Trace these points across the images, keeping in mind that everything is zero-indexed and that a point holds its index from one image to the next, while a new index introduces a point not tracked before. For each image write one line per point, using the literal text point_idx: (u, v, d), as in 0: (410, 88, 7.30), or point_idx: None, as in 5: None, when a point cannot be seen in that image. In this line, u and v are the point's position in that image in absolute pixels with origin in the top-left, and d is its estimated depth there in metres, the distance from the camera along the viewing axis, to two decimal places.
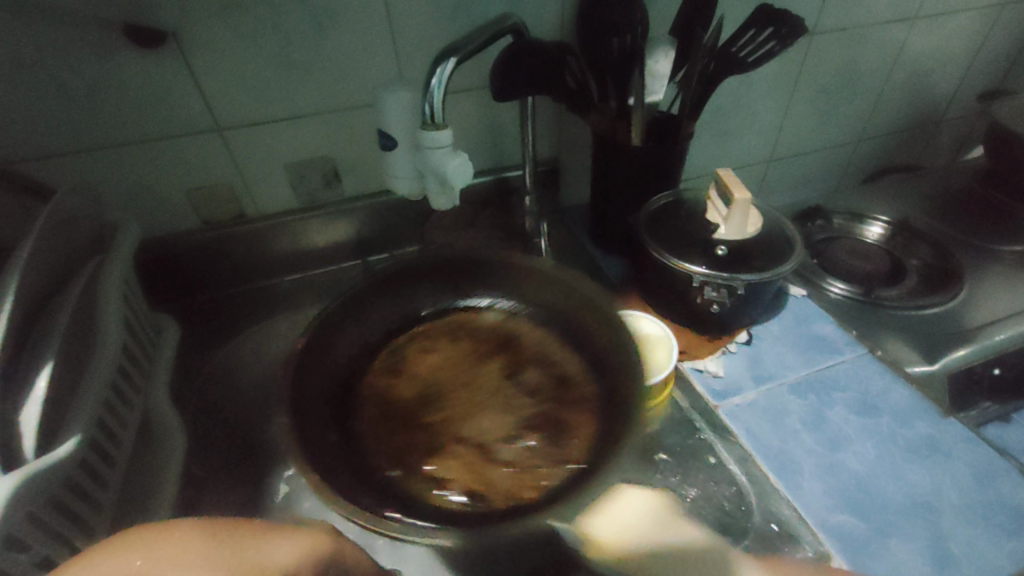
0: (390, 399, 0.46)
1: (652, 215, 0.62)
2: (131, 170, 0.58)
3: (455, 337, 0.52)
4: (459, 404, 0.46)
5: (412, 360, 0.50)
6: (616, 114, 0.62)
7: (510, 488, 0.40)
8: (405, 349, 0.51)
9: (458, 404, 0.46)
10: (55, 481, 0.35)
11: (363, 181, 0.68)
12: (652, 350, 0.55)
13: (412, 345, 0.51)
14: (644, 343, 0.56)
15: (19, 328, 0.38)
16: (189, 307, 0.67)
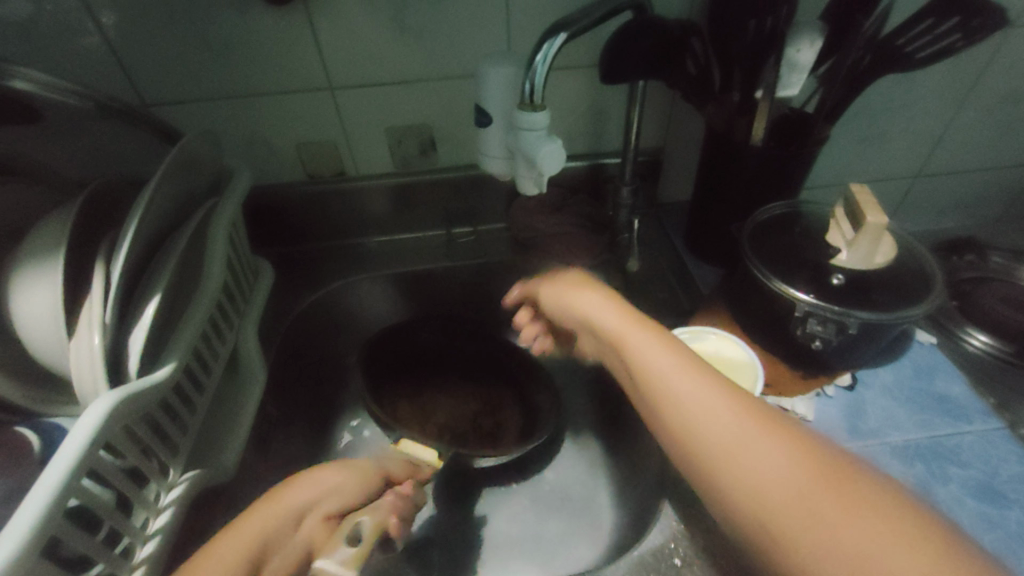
0: (412, 396, 0.69)
1: (759, 227, 0.55)
2: (251, 119, 0.62)
3: (450, 364, 0.73)
4: (432, 411, 0.68)
5: (423, 371, 0.72)
6: (738, 107, 0.55)
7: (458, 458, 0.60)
8: (419, 362, 0.72)
9: (431, 411, 0.68)
10: (150, 399, 0.39)
11: (456, 153, 0.68)
12: (732, 376, 0.50)
13: (428, 362, 0.72)
14: (725, 367, 0.51)
15: (139, 256, 0.42)
16: (284, 253, 0.72)
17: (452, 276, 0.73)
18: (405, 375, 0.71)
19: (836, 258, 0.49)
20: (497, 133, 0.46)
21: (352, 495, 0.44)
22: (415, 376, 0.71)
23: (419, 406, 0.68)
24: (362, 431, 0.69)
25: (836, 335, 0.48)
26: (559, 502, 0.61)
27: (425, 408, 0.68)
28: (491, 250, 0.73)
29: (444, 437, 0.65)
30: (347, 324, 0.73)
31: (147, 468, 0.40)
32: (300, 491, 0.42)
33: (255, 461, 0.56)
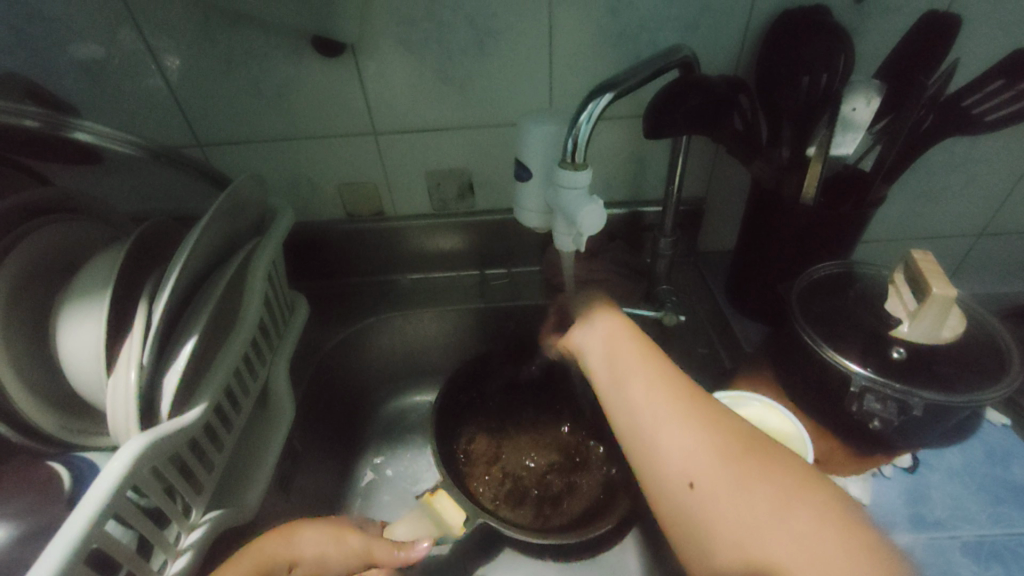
0: (490, 434, 0.68)
1: (808, 288, 0.53)
2: (297, 160, 0.64)
3: (550, 418, 0.69)
4: (512, 452, 0.66)
5: (518, 417, 0.69)
6: (786, 164, 0.53)
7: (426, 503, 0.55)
8: (511, 407, 0.70)
9: (510, 452, 0.66)
10: (179, 441, 0.39)
11: (494, 196, 0.68)
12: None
13: (524, 411, 0.70)
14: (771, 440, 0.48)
15: (181, 297, 0.43)
16: (320, 287, 0.73)
17: (486, 316, 0.72)
18: (494, 413, 0.69)
19: (897, 329, 0.46)
20: (536, 187, 0.45)
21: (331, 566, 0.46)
22: (499, 419, 0.69)
23: (493, 446, 0.67)
24: (384, 469, 0.69)
25: (899, 416, 0.44)
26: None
27: (498, 450, 0.66)
28: (525, 294, 0.72)
29: (504, 487, 0.63)
30: (381, 359, 0.73)
31: (170, 509, 0.40)
32: (294, 542, 0.45)
33: (277, 502, 0.55)
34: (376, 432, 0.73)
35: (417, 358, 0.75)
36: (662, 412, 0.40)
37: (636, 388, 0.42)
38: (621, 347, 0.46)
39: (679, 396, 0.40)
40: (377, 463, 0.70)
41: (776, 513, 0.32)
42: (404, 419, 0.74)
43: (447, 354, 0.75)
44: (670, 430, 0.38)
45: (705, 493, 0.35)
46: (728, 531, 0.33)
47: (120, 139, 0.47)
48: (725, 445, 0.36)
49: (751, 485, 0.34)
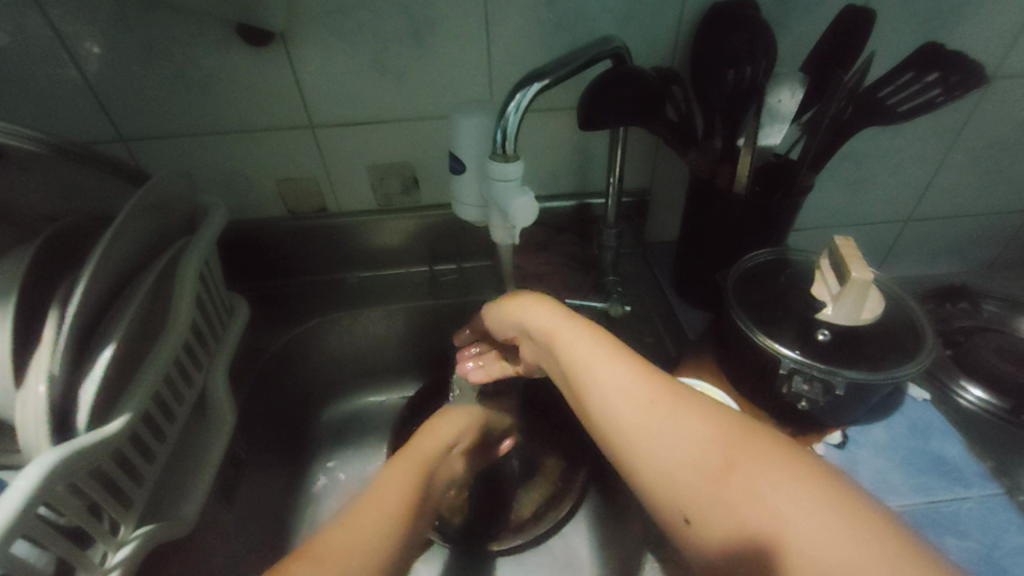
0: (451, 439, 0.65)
1: (745, 275, 0.55)
2: (231, 156, 0.61)
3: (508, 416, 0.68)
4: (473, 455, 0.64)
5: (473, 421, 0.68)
6: (719, 155, 0.55)
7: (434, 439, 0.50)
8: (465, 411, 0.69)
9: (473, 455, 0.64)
10: (101, 452, 0.37)
11: (441, 189, 0.67)
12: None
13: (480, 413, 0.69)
14: None
15: (98, 302, 0.41)
16: (263, 288, 0.71)
17: (437, 312, 0.71)
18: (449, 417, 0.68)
19: (820, 312, 0.48)
20: (472, 182, 0.45)
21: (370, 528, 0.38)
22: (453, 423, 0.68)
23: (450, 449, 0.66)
24: (337, 473, 0.69)
25: (824, 395, 0.46)
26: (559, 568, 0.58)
27: None
28: (475, 289, 0.71)
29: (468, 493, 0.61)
30: (330, 361, 0.72)
31: (92, 526, 0.38)
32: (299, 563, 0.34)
33: (220, 512, 0.53)
34: (328, 433, 0.72)
35: (368, 358, 0.74)
36: (624, 399, 0.38)
37: (589, 374, 0.40)
38: (565, 329, 0.45)
39: (639, 380, 0.38)
40: (330, 467, 0.69)
41: (752, 493, 0.31)
42: (356, 421, 0.73)
43: (400, 353, 0.74)
44: (634, 422, 0.37)
45: (682, 481, 0.33)
46: (712, 518, 0.32)
47: (19, 134, 0.44)
48: (698, 432, 0.34)
49: (727, 468, 0.32)
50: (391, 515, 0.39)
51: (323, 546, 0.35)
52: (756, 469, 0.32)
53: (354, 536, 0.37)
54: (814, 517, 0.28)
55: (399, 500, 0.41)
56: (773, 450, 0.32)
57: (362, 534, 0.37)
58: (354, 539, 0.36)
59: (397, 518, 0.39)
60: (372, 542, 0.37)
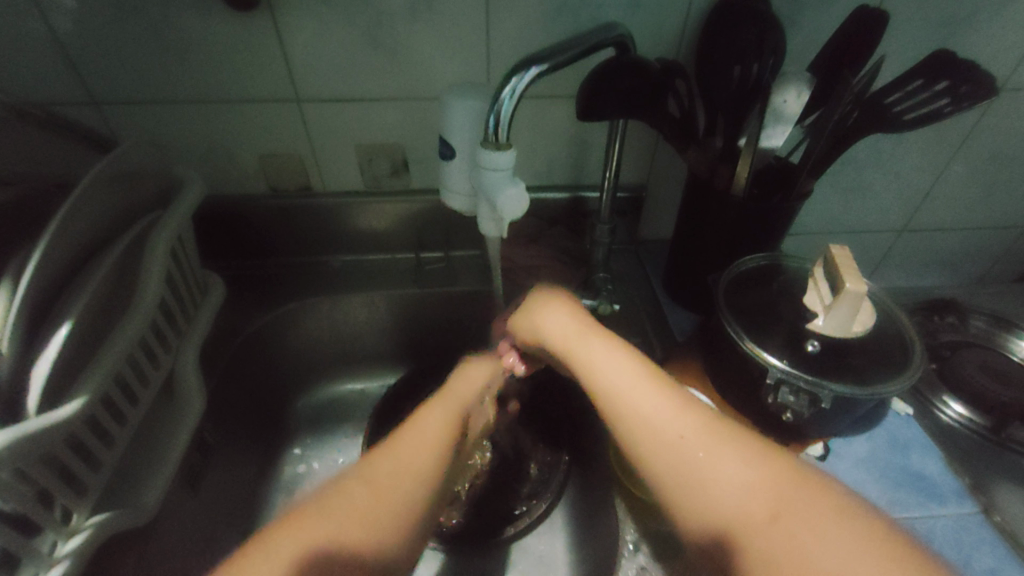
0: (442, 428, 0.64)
1: (736, 280, 0.53)
2: (210, 127, 0.58)
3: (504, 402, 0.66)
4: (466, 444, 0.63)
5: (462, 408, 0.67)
6: (719, 154, 0.53)
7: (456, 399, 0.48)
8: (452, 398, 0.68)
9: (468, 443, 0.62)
10: (52, 437, 0.35)
11: (431, 174, 0.65)
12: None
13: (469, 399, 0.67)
14: None
15: (55, 276, 0.39)
16: (241, 267, 0.68)
17: (422, 300, 0.69)
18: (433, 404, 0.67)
19: (812, 322, 0.47)
20: (462, 168, 0.42)
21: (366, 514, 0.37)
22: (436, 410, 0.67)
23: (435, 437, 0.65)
24: (309, 462, 0.67)
25: (809, 407, 0.45)
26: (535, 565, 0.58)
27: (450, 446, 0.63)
28: (462, 279, 0.69)
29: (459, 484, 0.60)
30: (309, 345, 0.70)
31: (40, 515, 0.36)
32: (289, 549, 0.34)
33: (185, 499, 0.51)
34: (303, 419, 0.70)
35: (348, 345, 0.71)
36: (673, 433, 0.38)
37: (631, 397, 0.41)
38: (592, 347, 0.45)
39: (683, 412, 0.39)
40: (297, 454, 0.67)
41: (799, 541, 0.33)
42: (332, 408, 0.72)
43: (382, 341, 0.72)
44: (682, 453, 0.37)
45: (728, 518, 0.35)
46: (760, 553, 0.33)
47: None
48: (750, 472, 0.36)
49: (784, 508, 0.34)
50: (431, 447, 0.42)
51: (385, 469, 0.40)
52: (800, 515, 0.34)
53: (405, 467, 0.40)
54: (879, 563, 0.30)
55: (443, 435, 0.44)
56: (813, 494, 0.34)
57: (414, 465, 0.41)
58: (408, 468, 0.40)
59: (441, 453, 0.43)
60: (420, 470, 0.40)
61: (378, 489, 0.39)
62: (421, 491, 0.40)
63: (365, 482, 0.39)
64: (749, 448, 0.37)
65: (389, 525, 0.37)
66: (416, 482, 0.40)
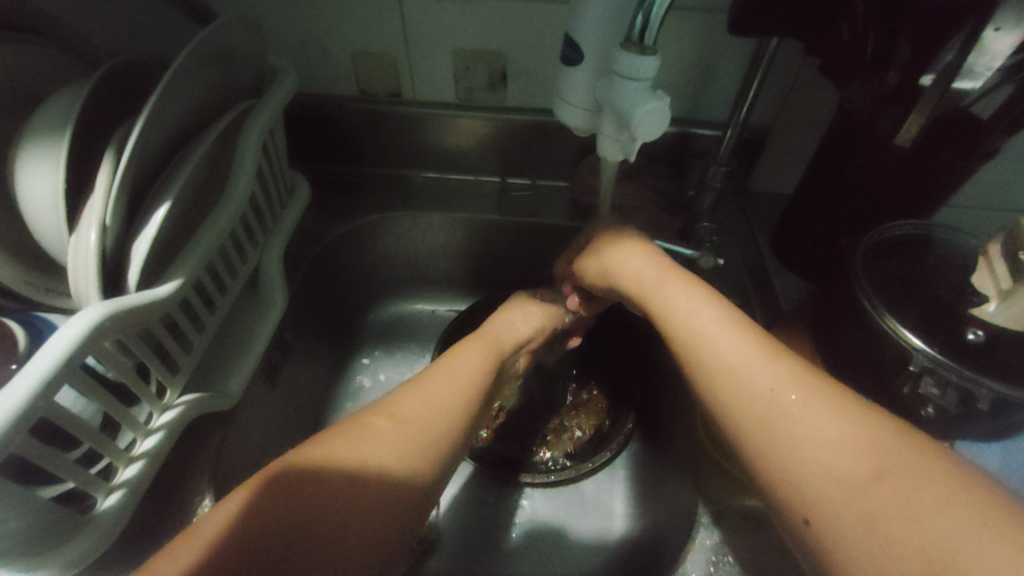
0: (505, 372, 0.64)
1: (879, 245, 0.45)
2: (305, 15, 0.54)
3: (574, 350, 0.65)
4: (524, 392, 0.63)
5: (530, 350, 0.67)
6: (891, 92, 0.43)
7: (490, 349, 0.47)
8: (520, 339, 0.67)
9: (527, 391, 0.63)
10: (150, 314, 0.35)
11: (531, 91, 0.59)
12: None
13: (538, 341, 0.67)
14: None
15: (154, 155, 0.37)
16: (324, 172, 0.67)
17: (502, 228, 0.65)
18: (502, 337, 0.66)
19: (979, 308, 0.40)
20: (585, 75, 0.36)
21: (376, 449, 0.34)
22: None
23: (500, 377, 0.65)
24: (376, 374, 0.68)
25: (958, 406, 0.39)
26: (573, 499, 0.59)
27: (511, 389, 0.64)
28: (548, 210, 0.65)
29: (513, 425, 0.61)
30: (385, 261, 0.68)
31: (138, 387, 0.37)
32: (288, 469, 0.32)
33: (264, 393, 0.53)
34: (373, 332, 0.71)
35: (422, 265, 0.70)
36: (755, 379, 0.33)
37: (715, 343, 0.36)
38: (670, 290, 0.42)
39: (770, 361, 0.34)
40: (364, 364, 0.69)
41: (906, 502, 0.26)
42: (402, 325, 0.72)
43: (456, 265, 0.70)
44: (767, 401, 0.32)
45: (810, 471, 0.29)
46: (844, 517, 0.27)
47: None
48: (841, 428, 0.29)
49: (881, 474, 0.27)
50: (465, 391, 0.40)
51: (408, 403, 0.37)
52: (912, 481, 0.26)
53: (437, 402, 0.38)
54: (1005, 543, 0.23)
55: (473, 382, 0.41)
56: (920, 456, 0.27)
57: (442, 404, 0.38)
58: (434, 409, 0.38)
59: (472, 403, 0.40)
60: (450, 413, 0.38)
61: (409, 416, 0.36)
62: (448, 425, 0.37)
63: (398, 413, 0.36)
64: (849, 402, 0.31)
65: (421, 447, 0.35)
66: (430, 428, 0.36)
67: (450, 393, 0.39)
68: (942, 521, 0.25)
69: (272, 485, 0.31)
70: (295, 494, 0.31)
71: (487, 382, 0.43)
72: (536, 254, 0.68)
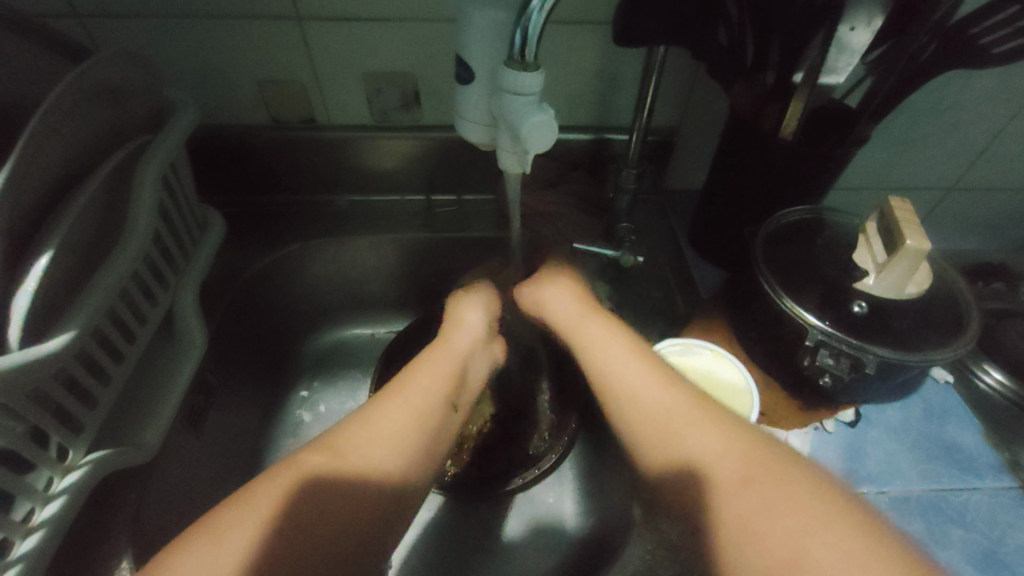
0: None
1: (775, 233, 0.49)
2: (202, 47, 0.53)
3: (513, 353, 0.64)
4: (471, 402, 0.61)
5: None
6: (769, 91, 0.47)
7: (441, 359, 0.45)
8: None
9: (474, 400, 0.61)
10: (40, 373, 0.33)
11: (445, 108, 0.59)
12: (724, 401, 0.46)
13: None
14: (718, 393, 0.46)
15: (33, 203, 0.35)
16: (242, 204, 0.65)
17: (432, 245, 0.65)
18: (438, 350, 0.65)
19: (861, 282, 0.43)
20: (479, 93, 0.37)
21: (328, 504, 0.33)
22: None
23: None
24: (316, 405, 0.66)
25: (850, 372, 0.42)
26: (526, 501, 0.60)
27: None
28: (475, 224, 0.65)
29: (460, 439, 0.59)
30: (315, 289, 0.67)
31: (31, 451, 0.34)
32: (229, 530, 0.31)
33: (189, 440, 0.50)
34: (310, 362, 0.69)
35: (355, 289, 0.69)
36: (659, 412, 0.37)
37: (622, 377, 0.40)
38: (592, 330, 0.44)
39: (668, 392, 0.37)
40: (303, 396, 0.66)
41: (785, 517, 0.29)
42: (341, 351, 0.70)
43: (390, 286, 0.69)
44: (664, 430, 0.36)
45: (723, 506, 0.31)
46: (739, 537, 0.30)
47: None
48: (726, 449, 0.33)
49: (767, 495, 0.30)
50: (419, 414, 0.39)
51: (357, 442, 0.36)
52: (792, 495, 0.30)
53: (387, 434, 0.37)
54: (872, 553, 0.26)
55: (428, 403, 0.41)
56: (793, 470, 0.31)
57: (395, 436, 0.37)
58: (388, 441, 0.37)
59: (428, 422, 0.40)
60: (404, 447, 0.37)
61: (357, 456, 0.35)
62: (401, 459, 0.37)
63: (345, 453, 0.35)
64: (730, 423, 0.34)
65: (378, 492, 0.35)
66: (387, 464, 0.36)
67: (404, 421, 0.38)
68: (835, 548, 0.27)
69: (217, 551, 0.30)
70: (240, 558, 0.30)
71: (445, 399, 0.42)
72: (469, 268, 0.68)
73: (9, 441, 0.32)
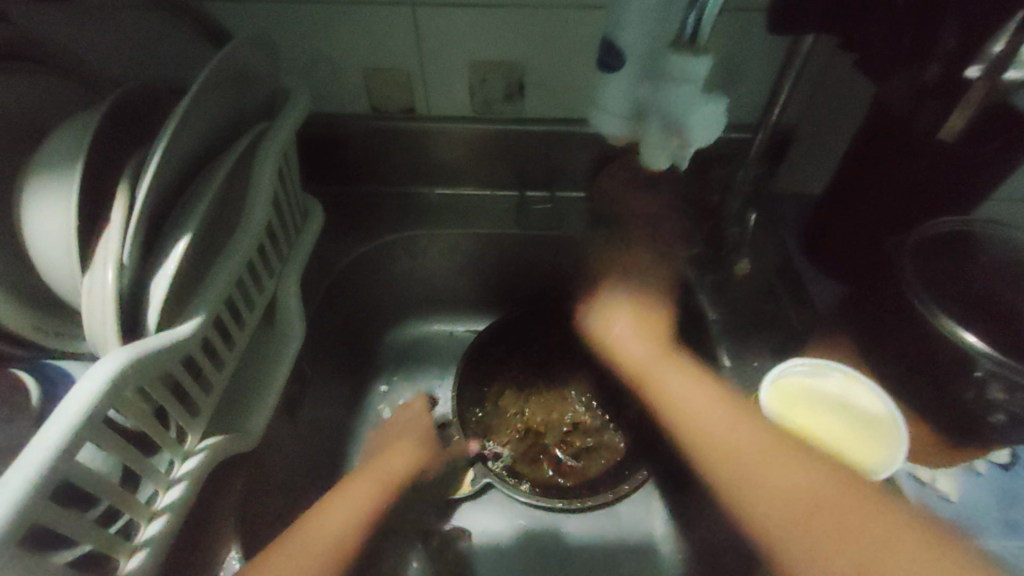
0: (518, 381, 0.65)
1: (921, 246, 0.44)
2: (315, 33, 0.52)
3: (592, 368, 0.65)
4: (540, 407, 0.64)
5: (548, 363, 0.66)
6: (934, 85, 0.41)
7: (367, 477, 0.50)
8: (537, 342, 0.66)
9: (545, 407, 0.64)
10: (173, 356, 0.33)
11: (549, 100, 0.57)
12: (832, 435, 0.44)
13: (559, 353, 0.66)
14: (831, 421, 0.44)
15: (171, 184, 0.35)
16: (336, 193, 0.65)
17: (524, 242, 0.63)
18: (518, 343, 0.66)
19: None
20: (624, 82, 0.35)
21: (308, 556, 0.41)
22: (525, 357, 0.66)
23: (517, 391, 0.64)
24: (396, 399, 0.66)
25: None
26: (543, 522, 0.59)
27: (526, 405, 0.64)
28: (568, 222, 0.63)
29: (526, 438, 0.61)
30: (402, 282, 0.66)
31: (158, 433, 0.34)
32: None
33: (286, 426, 0.50)
34: (391, 355, 0.68)
35: (440, 284, 0.68)
36: (710, 415, 0.45)
37: (678, 401, 0.47)
38: (639, 347, 0.51)
39: (737, 422, 0.44)
40: (383, 390, 0.66)
41: (762, 499, 0.40)
42: (421, 347, 0.69)
43: (474, 282, 0.68)
44: (731, 437, 0.43)
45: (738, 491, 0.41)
46: (755, 502, 0.40)
47: None
48: (754, 442, 0.42)
49: (779, 463, 0.40)
50: (342, 526, 0.45)
51: (328, 511, 0.45)
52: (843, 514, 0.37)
53: (342, 509, 0.46)
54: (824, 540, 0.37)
55: (348, 519, 0.46)
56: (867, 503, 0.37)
57: (345, 513, 0.46)
58: (330, 530, 0.44)
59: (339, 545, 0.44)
60: (345, 518, 0.46)
61: (321, 521, 0.44)
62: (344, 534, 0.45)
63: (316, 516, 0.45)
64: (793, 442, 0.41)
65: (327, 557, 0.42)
66: (330, 540, 0.43)
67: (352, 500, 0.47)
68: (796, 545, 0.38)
69: None
70: None
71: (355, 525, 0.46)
72: (550, 273, 0.67)
73: (142, 423, 0.32)
